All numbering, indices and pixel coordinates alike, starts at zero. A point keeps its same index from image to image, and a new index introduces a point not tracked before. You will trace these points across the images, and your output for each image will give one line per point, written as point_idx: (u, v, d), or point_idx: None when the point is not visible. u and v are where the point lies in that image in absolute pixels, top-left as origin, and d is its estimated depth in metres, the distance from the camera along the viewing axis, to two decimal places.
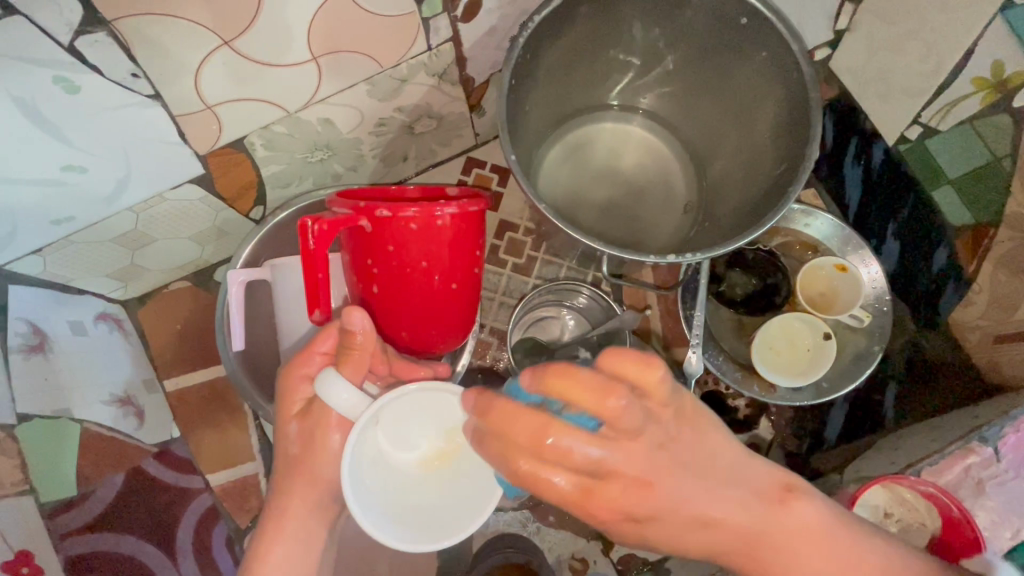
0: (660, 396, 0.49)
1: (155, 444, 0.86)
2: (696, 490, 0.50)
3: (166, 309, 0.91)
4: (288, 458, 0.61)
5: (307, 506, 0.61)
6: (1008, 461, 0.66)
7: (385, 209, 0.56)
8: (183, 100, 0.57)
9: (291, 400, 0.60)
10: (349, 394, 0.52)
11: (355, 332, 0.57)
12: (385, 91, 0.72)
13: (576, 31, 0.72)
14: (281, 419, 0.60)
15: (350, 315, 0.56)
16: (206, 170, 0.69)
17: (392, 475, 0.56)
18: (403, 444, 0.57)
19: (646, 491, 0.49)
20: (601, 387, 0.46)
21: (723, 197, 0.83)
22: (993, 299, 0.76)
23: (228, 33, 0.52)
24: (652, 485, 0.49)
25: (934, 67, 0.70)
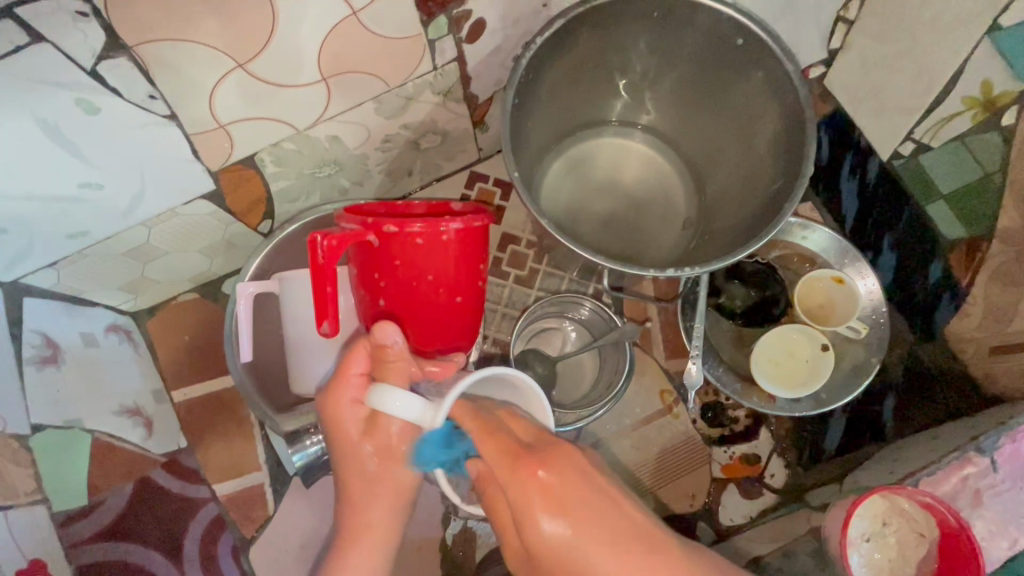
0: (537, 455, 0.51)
1: (163, 454, 0.87)
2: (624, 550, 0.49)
3: (174, 321, 0.92)
4: (351, 472, 0.60)
5: (389, 510, 0.61)
6: (1005, 472, 0.66)
7: (392, 225, 0.58)
8: (197, 120, 0.59)
9: (350, 422, 0.58)
10: (413, 403, 0.50)
11: (386, 346, 0.60)
12: (392, 109, 0.74)
13: (577, 52, 0.74)
14: (347, 442, 0.58)
15: (381, 330, 0.60)
16: (216, 186, 0.71)
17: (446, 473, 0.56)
18: None
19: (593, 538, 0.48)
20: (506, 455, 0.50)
21: (721, 211, 0.84)
22: (989, 310, 0.77)
23: (242, 56, 0.54)
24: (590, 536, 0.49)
25: (926, 86, 0.72)
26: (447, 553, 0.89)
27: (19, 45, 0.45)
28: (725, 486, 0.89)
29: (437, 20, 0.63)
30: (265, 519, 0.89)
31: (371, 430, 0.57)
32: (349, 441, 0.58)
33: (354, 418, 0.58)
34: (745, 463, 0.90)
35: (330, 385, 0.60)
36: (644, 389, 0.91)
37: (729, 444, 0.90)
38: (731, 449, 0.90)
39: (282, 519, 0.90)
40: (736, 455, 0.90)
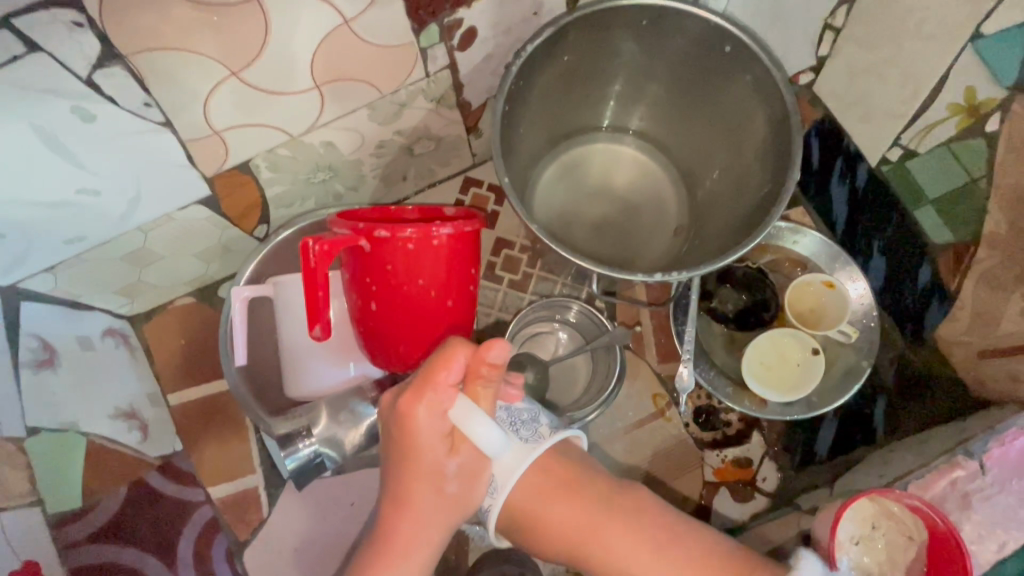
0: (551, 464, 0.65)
1: (158, 457, 0.88)
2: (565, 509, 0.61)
3: (170, 324, 0.93)
4: (417, 485, 0.55)
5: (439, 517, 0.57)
6: (993, 475, 0.68)
7: (383, 230, 0.59)
8: (192, 127, 0.60)
9: (432, 438, 0.54)
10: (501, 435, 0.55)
11: (487, 363, 0.54)
12: (385, 116, 0.75)
13: (568, 58, 0.75)
14: (432, 459, 0.55)
15: (490, 348, 0.54)
16: (212, 191, 0.72)
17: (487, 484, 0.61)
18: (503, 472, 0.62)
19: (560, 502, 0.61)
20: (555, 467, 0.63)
21: (711, 216, 0.85)
22: (975, 315, 0.77)
23: (236, 64, 0.56)
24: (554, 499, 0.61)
25: (912, 92, 0.73)
26: (439, 556, 0.89)
27: (16, 54, 0.46)
28: (717, 490, 0.90)
29: (429, 29, 0.64)
30: (259, 522, 0.90)
31: (456, 445, 0.55)
32: (428, 464, 0.55)
33: (432, 436, 0.54)
34: (737, 466, 0.90)
35: (417, 390, 0.54)
36: (636, 393, 0.92)
37: (722, 448, 0.91)
38: (723, 453, 0.90)
39: (276, 522, 0.90)
40: (728, 458, 0.90)
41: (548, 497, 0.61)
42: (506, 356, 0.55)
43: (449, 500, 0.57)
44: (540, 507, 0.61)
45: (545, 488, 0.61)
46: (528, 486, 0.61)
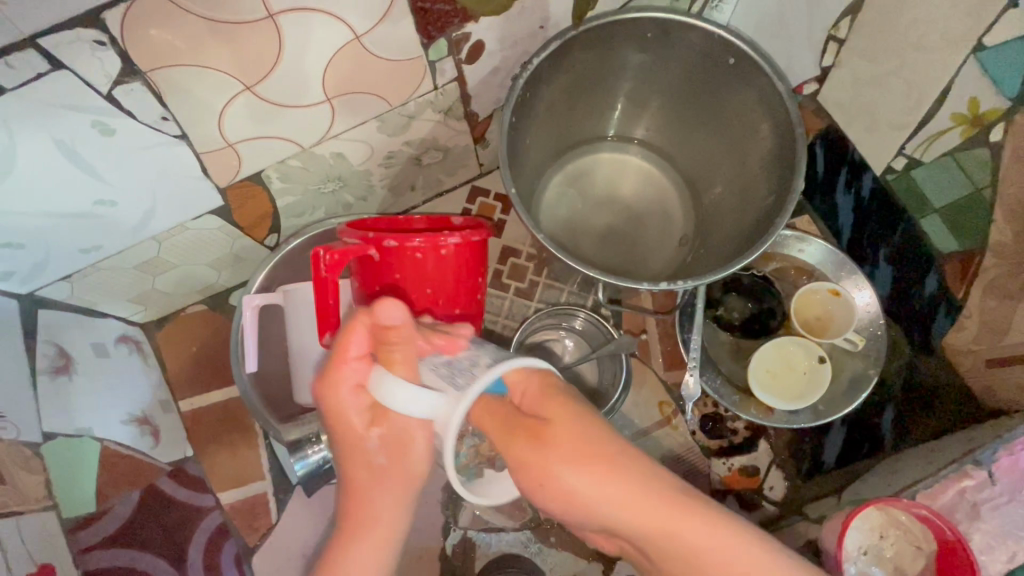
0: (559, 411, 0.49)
1: (169, 462, 0.89)
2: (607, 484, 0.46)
3: (182, 332, 0.94)
4: (359, 465, 0.55)
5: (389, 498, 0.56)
6: (1003, 484, 0.67)
7: (392, 240, 0.60)
8: (206, 139, 0.62)
9: (353, 416, 0.53)
10: (421, 395, 0.49)
11: (388, 325, 0.54)
12: (394, 127, 0.76)
13: (574, 69, 0.76)
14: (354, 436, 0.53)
15: (381, 310, 0.55)
16: (224, 201, 0.74)
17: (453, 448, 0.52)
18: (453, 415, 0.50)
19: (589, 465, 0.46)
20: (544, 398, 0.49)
21: (716, 224, 0.86)
22: (983, 324, 0.77)
23: (250, 79, 0.57)
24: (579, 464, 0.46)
25: (916, 103, 0.73)
26: (446, 563, 0.89)
27: (40, 72, 0.47)
28: (724, 499, 0.89)
29: (438, 43, 0.65)
30: (267, 527, 0.91)
31: (378, 417, 0.53)
32: (353, 437, 0.54)
33: (352, 407, 0.53)
34: (743, 475, 0.90)
35: (328, 370, 0.54)
36: (642, 401, 0.92)
37: (728, 457, 0.91)
38: (730, 462, 0.90)
39: (285, 529, 0.91)
40: (735, 467, 0.90)
41: (566, 456, 0.46)
42: (404, 312, 0.55)
43: (400, 475, 0.55)
44: (553, 473, 0.46)
45: (575, 447, 0.47)
46: (546, 442, 0.47)
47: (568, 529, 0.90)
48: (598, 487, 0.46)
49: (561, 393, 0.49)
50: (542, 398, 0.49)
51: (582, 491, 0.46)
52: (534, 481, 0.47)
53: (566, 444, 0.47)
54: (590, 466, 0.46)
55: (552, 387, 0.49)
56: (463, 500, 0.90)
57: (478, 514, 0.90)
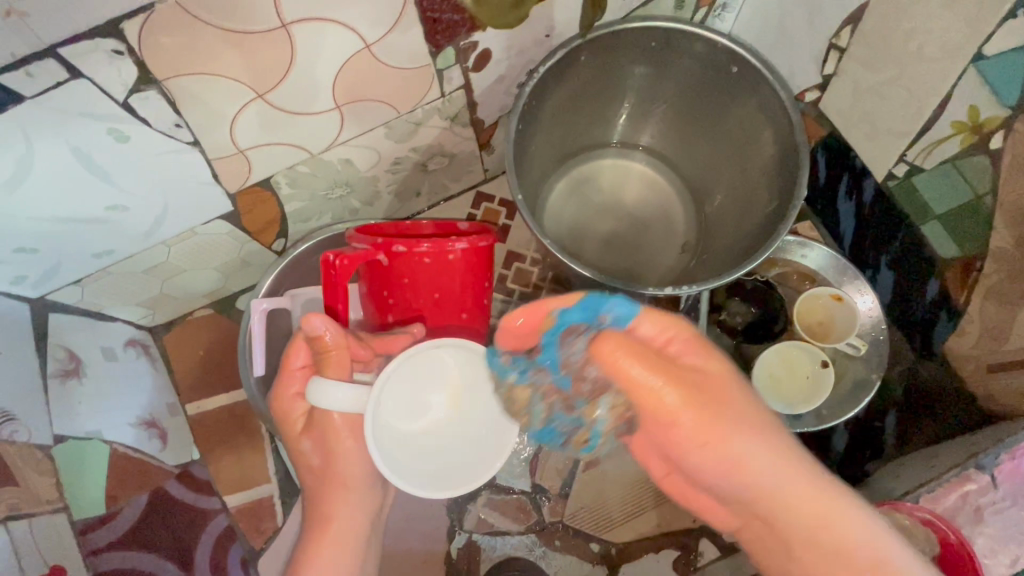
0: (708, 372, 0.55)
1: (176, 465, 0.90)
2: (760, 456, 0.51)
3: (189, 336, 0.95)
4: (314, 467, 0.64)
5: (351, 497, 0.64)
6: (1005, 488, 0.67)
7: (401, 246, 0.61)
8: (218, 146, 0.63)
9: (293, 419, 0.63)
10: (348, 391, 0.53)
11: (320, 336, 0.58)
12: (402, 134, 0.77)
13: (579, 77, 0.77)
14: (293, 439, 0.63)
15: (310, 322, 0.57)
16: (234, 207, 0.74)
17: (413, 439, 0.59)
18: (411, 411, 0.59)
19: (739, 438, 0.51)
20: (694, 346, 0.56)
21: (719, 230, 0.87)
22: (984, 329, 0.78)
23: (263, 87, 0.58)
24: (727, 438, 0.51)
25: (916, 111, 0.74)
26: (452, 566, 0.90)
27: (59, 81, 0.48)
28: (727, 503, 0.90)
29: (446, 51, 0.66)
30: (273, 530, 0.91)
31: (309, 429, 0.61)
32: (297, 444, 0.63)
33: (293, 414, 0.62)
34: None
35: (280, 381, 0.63)
36: None
37: None
38: None
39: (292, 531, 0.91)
40: None
41: (721, 425, 0.52)
42: (330, 323, 0.58)
43: (350, 479, 0.63)
44: (706, 437, 0.51)
45: (727, 419, 0.52)
46: (704, 409, 0.52)
47: (572, 533, 0.91)
48: (755, 453, 0.51)
49: (719, 357, 0.56)
50: (692, 350, 0.56)
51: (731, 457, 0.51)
52: (691, 437, 0.52)
53: (727, 409, 0.52)
54: (750, 453, 0.51)
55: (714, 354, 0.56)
56: (468, 503, 0.91)
57: (484, 517, 0.91)
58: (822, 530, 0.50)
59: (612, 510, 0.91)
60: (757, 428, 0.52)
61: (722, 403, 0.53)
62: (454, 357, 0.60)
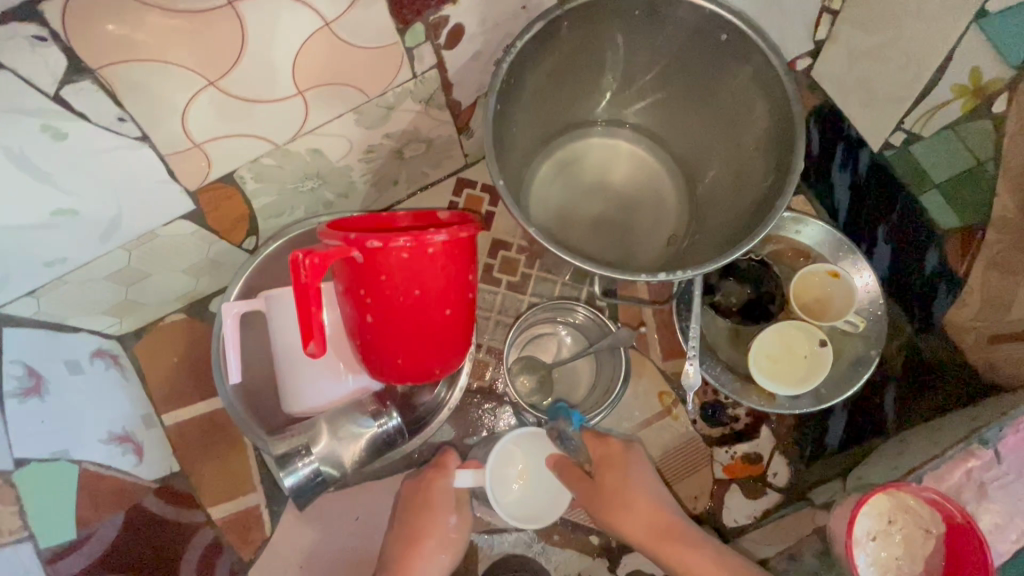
0: (604, 449, 0.78)
1: (155, 479, 0.84)
2: (644, 511, 0.72)
3: (161, 343, 0.90)
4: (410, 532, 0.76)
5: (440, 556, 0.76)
6: (1009, 463, 0.66)
7: (376, 241, 0.56)
8: (171, 140, 0.58)
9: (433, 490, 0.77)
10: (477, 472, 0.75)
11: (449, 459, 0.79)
12: (373, 119, 0.72)
13: (561, 51, 0.72)
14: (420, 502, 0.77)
15: (306, 342, 0.59)
16: (196, 205, 0.70)
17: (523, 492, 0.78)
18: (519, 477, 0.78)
19: (612, 494, 0.73)
20: (601, 454, 0.77)
21: (712, 209, 0.83)
22: (986, 298, 0.75)
23: (213, 74, 0.53)
24: (608, 488, 0.74)
25: (914, 75, 0.70)
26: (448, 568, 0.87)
27: None
28: (728, 488, 0.88)
29: (414, 28, 0.62)
30: (262, 540, 0.88)
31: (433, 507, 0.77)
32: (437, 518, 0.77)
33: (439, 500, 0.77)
34: (747, 463, 0.89)
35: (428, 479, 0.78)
36: (642, 392, 0.90)
37: (730, 445, 0.89)
38: (732, 450, 0.89)
39: (281, 540, 0.88)
40: (738, 455, 0.89)
41: (617, 484, 0.74)
42: (320, 346, 0.59)
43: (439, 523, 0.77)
44: (609, 487, 0.74)
45: (614, 488, 0.74)
46: (613, 473, 0.75)
47: (571, 528, 0.88)
48: (626, 511, 0.72)
49: (615, 444, 0.78)
50: (598, 448, 0.78)
51: (625, 494, 0.73)
52: (621, 478, 0.74)
53: (620, 472, 0.75)
54: (666, 515, 0.72)
55: (607, 440, 0.78)
56: None
57: (480, 517, 0.87)
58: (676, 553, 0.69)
59: None
60: (620, 484, 0.74)
61: (617, 461, 0.76)
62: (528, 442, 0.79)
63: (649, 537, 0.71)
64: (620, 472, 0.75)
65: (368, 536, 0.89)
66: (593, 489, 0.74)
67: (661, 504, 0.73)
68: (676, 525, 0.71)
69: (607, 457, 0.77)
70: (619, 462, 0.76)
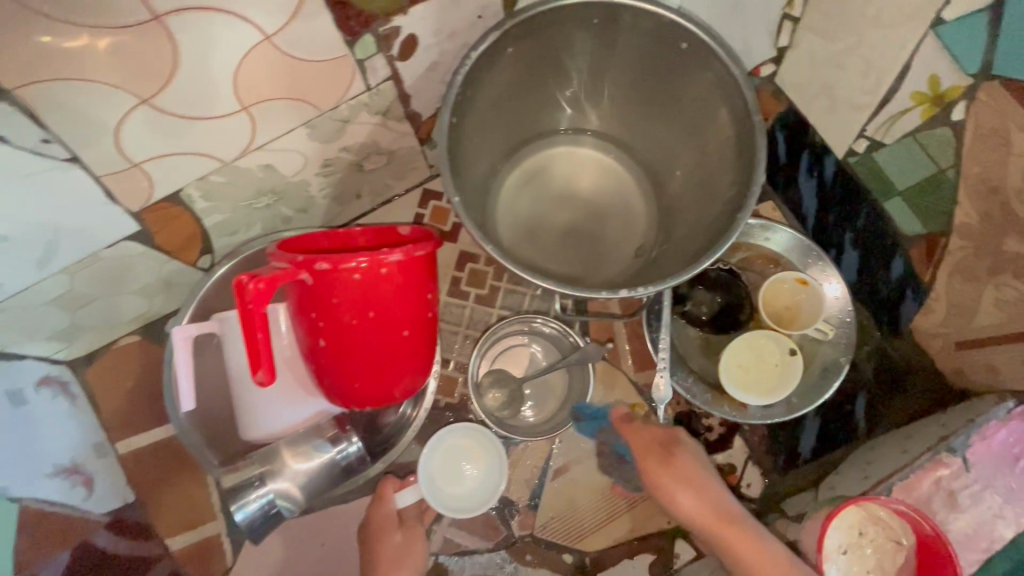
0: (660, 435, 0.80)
1: (106, 513, 0.82)
2: (704, 492, 0.74)
3: (114, 366, 0.87)
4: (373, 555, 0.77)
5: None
6: (977, 471, 0.66)
7: (324, 263, 0.54)
8: (106, 160, 0.55)
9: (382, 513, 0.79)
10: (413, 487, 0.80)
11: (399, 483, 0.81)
12: (328, 133, 0.70)
13: (520, 60, 0.70)
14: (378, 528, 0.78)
15: (255, 370, 0.56)
16: (141, 226, 0.67)
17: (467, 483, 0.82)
18: (460, 471, 0.82)
19: (671, 471, 0.75)
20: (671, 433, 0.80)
21: (679, 219, 0.82)
22: (952, 307, 0.75)
23: (145, 91, 0.51)
24: (670, 463, 0.76)
25: (875, 82, 0.70)
26: None
27: None
28: None
29: (363, 40, 0.59)
30: (224, 571, 0.85)
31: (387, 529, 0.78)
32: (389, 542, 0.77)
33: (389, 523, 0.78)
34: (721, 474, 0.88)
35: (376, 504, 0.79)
36: (614, 405, 0.89)
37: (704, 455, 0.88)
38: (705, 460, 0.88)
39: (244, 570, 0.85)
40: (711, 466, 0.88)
41: (687, 466, 0.76)
42: (269, 374, 0.56)
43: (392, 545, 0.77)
44: (673, 464, 0.76)
45: (679, 470, 0.75)
46: (683, 455, 0.77)
47: (544, 546, 0.86)
48: (689, 489, 0.74)
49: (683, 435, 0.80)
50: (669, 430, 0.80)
51: (688, 475, 0.75)
52: (687, 462, 0.76)
53: (683, 454, 0.77)
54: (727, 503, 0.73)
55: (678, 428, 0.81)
56: (433, 524, 0.86)
57: (451, 538, 0.85)
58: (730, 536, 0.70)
59: (584, 517, 0.87)
60: (684, 465, 0.76)
61: (676, 441, 0.79)
62: (460, 435, 0.83)
63: (711, 514, 0.72)
64: (687, 455, 0.77)
65: (335, 562, 0.86)
66: (653, 457, 0.77)
67: (722, 493, 0.75)
68: (733, 513, 0.72)
69: (674, 438, 0.79)
70: (683, 448, 0.78)
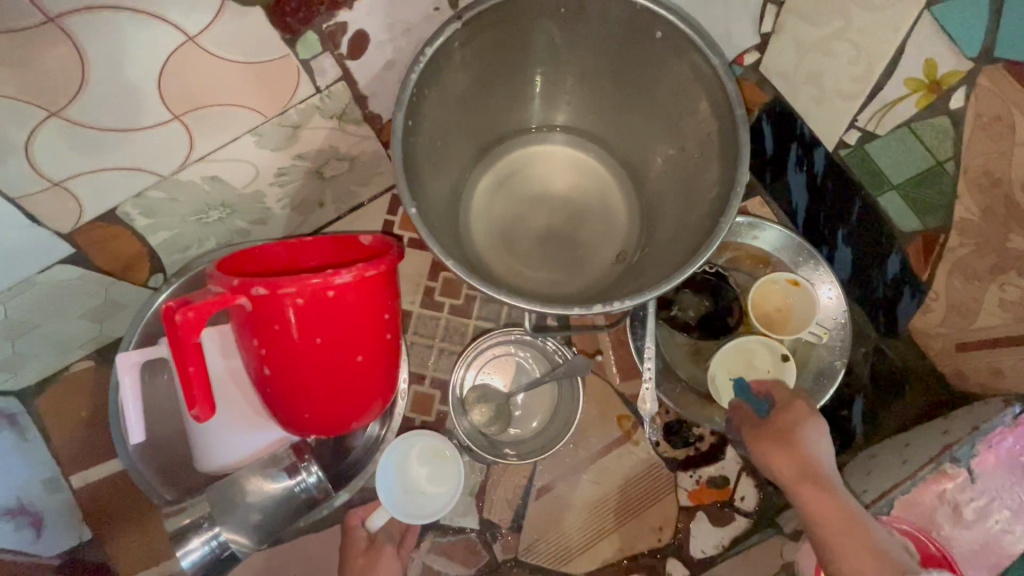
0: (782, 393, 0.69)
1: (56, 556, 0.74)
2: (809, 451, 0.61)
3: (68, 394, 0.82)
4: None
5: None
6: (981, 483, 0.63)
7: (261, 287, 0.49)
8: (21, 181, 0.50)
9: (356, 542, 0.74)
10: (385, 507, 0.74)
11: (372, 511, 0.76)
12: (278, 140, 0.64)
13: (484, 53, 0.65)
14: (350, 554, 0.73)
15: (191, 405, 0.51)
16: (77, 248, 0.62)
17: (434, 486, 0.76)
18: (429, 476, 0.77)
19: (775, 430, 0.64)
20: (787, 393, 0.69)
21: (662, 219, 0.77)
22: (952, 306, 0.72)
23: (55, 103, 0.45)
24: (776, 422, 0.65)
25: (865, 69, 0.64)
26: None
27: None
28: (694, 516, 0.83)
29: (305, 38, 0.54)
30: None
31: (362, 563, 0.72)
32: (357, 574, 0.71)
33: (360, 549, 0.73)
34: (713, 487, 0.83)
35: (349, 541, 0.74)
36: (599, 418, 0.84)
37: (696, 467, 0.84)
38: (698, 473, 0.83)
39: None
40: (704, 478, 0.83)
41: (792, 424, 0.64)
42: (207, 408, 0.52)
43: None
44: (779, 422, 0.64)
45: (780, 428, 0.64)
46: (791, 414, 0.65)
47: (528, 568, 0.82)
48: (789, 446, 0.62)
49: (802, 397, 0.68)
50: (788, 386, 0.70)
51: (790, 431, 0.63)
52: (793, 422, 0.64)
53: (790, 413, 0.65)
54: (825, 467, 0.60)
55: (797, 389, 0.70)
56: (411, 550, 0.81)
57: (431, 564, 0.81)
58: (835, 510, 0.56)
59: (570, 536, 0.83)
60: (789, 422, 0.64)
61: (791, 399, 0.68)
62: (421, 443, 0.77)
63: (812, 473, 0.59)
64: (794, 413, 0.65)
65: None
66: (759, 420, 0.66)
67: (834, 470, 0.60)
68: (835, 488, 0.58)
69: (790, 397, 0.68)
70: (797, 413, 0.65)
